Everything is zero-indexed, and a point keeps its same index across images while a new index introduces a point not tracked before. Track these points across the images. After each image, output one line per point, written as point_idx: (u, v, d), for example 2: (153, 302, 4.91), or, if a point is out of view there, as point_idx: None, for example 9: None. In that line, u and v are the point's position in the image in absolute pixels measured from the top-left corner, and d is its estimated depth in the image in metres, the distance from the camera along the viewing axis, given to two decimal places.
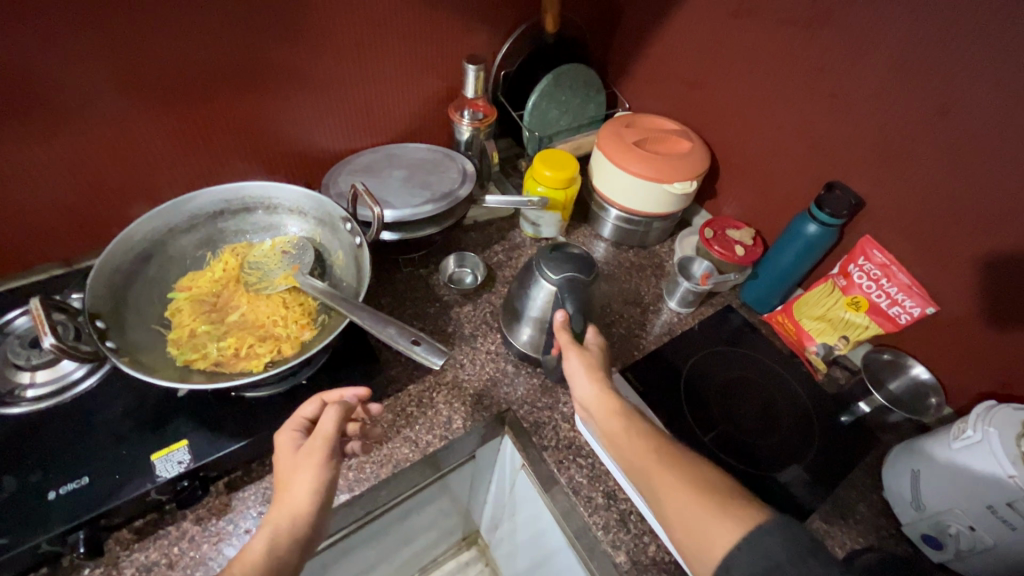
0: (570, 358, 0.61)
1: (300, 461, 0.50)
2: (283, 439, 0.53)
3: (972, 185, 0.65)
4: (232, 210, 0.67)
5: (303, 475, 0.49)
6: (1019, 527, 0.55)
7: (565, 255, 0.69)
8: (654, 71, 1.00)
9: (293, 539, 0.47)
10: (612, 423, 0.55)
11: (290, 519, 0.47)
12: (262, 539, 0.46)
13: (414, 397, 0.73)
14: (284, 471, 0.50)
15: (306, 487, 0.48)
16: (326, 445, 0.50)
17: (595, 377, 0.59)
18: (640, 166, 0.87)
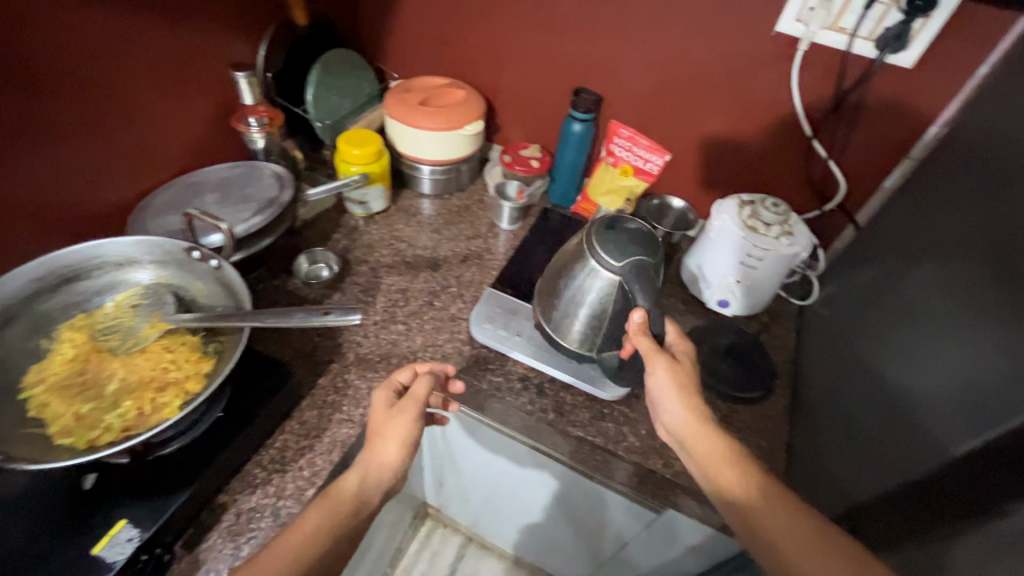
0: (663, 383, 0.64)
1: (395, 417, 0.65)
2: (380, 394, 0.68)
3: (655, 62, 0.93)
4: (50, 287, 0.60)
5: (395, 429, 0.64)
6: (759, 263, 0.87)
7: (623, 233, 0.69)
8: (406, 38, 1.11)
9: (378, 481, 0.62)
10: (710, 454, 0.60)
11: (376, 464, 0.63)
12: (356, 479, 0.61)
13: (330, 386, 0.79)
14: (379, 422, 0.65)
15: (397, 438, 0.64)
16: (415, 406, 0.66)
17: (691, 409, 0.63)
18: (433, 122, 1.00)
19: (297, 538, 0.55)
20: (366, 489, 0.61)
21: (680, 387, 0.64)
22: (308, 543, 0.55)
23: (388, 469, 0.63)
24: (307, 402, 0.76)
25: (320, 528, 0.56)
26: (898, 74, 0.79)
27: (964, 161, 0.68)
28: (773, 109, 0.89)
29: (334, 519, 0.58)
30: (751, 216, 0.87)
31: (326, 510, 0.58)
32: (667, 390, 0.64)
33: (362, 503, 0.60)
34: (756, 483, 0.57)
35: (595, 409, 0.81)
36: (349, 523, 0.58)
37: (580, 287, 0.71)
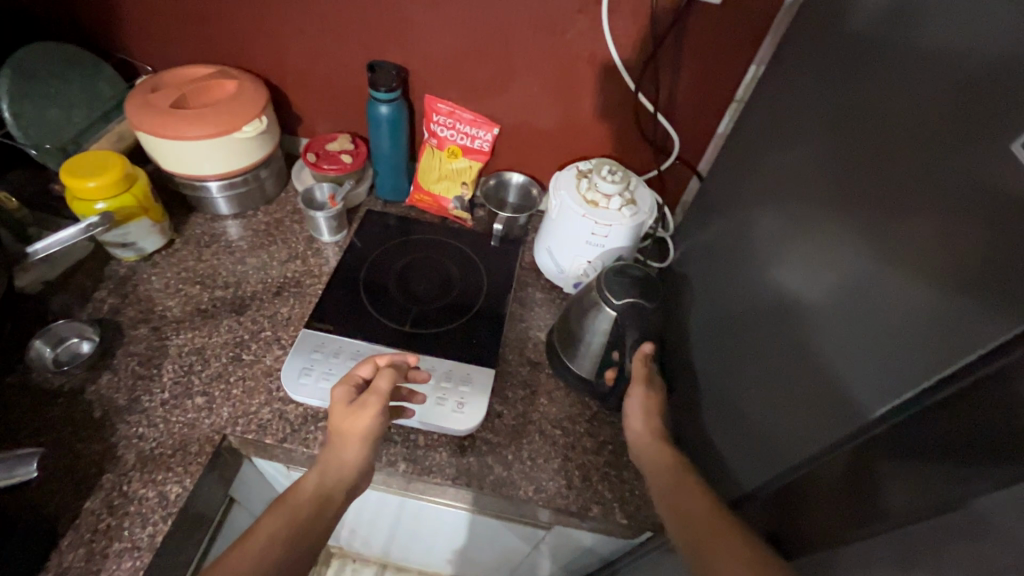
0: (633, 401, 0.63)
1: (354, 412, 0.57)
2: (338, 391, 0.59)
3: (454, 22, 0.78)
4: None
5: (355, 425, 0.56)
6: (606, 242, 0.78)
7: (626, 277, 0.68)
8: (141, 19, 0.85)
9: (342, 480, 0.55)
10: (663, 469, 0.56)
11: (337, 462, 0.56)
12: (317, 477, 0.54)
13: (102, 508, 0.60)
14: (337, 423, 0.57)
15: (360, 435, 0.56)
16: (376, 402, 0.57)
17: (648, 426, 0.61)
18: (194, 127, 0.77)
19: (249, 546, 0.47)
20: (331, 484, 0.54)
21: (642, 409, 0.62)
22: (263, 550, 0.47)
23: (353, 465, 0.56)
24: (67, 540, 0.58)
25: (275, 535, 0.49)
26: (708, 10, 0.71)
27: (781, 99, 0.63)
28: (592, 63, 0.79)
29: (294, 523, 0.50)
30: (588, 189, 0.78)
31: (288, 509, 0.51)
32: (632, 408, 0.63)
33: (326, 501, 0.53)
34: (700, 499, 0.50)
35: (454, 443, 0.70)
36: (319, 520, 0.52)
37: (585, 325, 0.70)
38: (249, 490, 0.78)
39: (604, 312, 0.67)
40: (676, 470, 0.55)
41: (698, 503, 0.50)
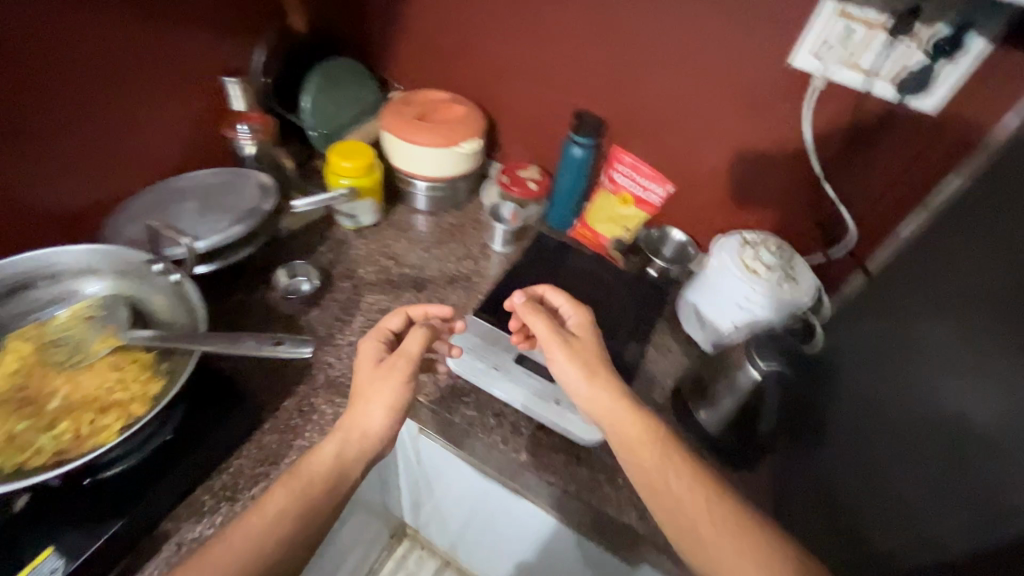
0: (564, 351, 0.68)
1: (380, 376, 0.66)
2: (371, 347, 0.70)
3: (661, 90, 0.89)
4: (6, 291, 0.59)
5: (382, 390, 0.65)
6: (757, 309, 0.81)
7: (773, 343, 0.70)
8: (409, 51, 1.08)
9: (359, 451, 0.63)
10: (631, 430, 0.62)
11: (363, 425, 0.64)
12: (334, 450, 0.62)
13: (294, 409, 0.74)
14: (365, 379, 0.66)
15: (383, 401, 0.65)
16: (404, 367, 0.67)
17: (598, 381, 0.66)
18: (427, 136, 0.96)
19: (258, 518, 0.55)
20: (346, 460, 0.62)
21: (580, 361, 0.67)
22: (275, 526, 0.55)
23: (372, 434, 0.64)
24: (267, 424, 0.72)
25: (282, 512, 0.56)
26: (916, 118, 0.74)
27: (977, 211, 0.63)
28: (781, 145, 0.85)
29: (305, 499, 0.58)
30: (750, 257, 0.82)
31: (303, 483, 0.59)
32: (564, 358, 0.68)
33: (343, 473, 0.61)
34: (683, 478, 0.57)
35: (571, 452, 0.76)
36: (330, 496, 0.59)
37: (723, 380, 0.73)
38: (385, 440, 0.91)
39: (746, 372, 0.70)
40: (660, 443, 0.60)
41: (682, 483, 0.57)
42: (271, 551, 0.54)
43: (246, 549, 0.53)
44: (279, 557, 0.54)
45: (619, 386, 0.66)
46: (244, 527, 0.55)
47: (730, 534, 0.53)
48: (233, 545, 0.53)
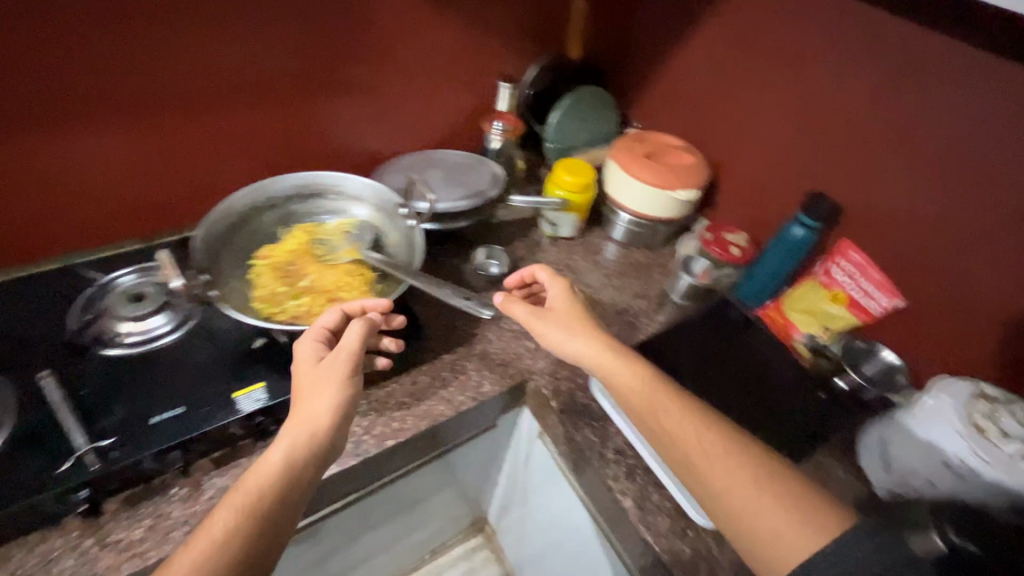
0: (556, 316, 0.72)
1: (321, 376, 0.60)
2: (305, 348, 0.63)
3: (928, 194, 0.79)
4: (307, 193, 0.78)
5: (326, 391, 0.59)
6: (969, 477, 0.65)
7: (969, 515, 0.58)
8: (659, 96, 1.14)
9: (310, 452, 0.57)
10: (638, 386, 0.63)
11: (306, 428, 0.57)
12: (282, 455, 0.56)
13: (449, 364, 0.84)
14: (304, 377, 0.61)
15: (330, 401, 0.59)
16: (347, 363, 0.61)
17: (598, 341, 0.68)
18: (649, 174, 1.01)
19: (209, 535, 0.50)
20: (294, 466, 0.56)
21: (573, 325, 0.71)
22: (223, 545, 0.49)
23: (322, 433, 0.57)
24: (424, 367, 0.83)
25: (232, 529, 0.50)
26: None
27: None
28: None
29: (252, 510, 0.52)
30: (983, 415, 0.67)
31: (250, 495, 0.53)
32: (560, 321, 0.71)
33: (296, 480, 0.55)
34: (686, 417, 0.59)
35: (678, 523, 0.72)
36: (283, 502, 0.54)
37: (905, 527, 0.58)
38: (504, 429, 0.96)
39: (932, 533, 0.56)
40: (652, 388, 0.63)
41: (683, 425, 0.59)
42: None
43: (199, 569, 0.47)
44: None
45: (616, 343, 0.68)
46: (195, 550, 0.49)
47: (721, 455, 0.56)
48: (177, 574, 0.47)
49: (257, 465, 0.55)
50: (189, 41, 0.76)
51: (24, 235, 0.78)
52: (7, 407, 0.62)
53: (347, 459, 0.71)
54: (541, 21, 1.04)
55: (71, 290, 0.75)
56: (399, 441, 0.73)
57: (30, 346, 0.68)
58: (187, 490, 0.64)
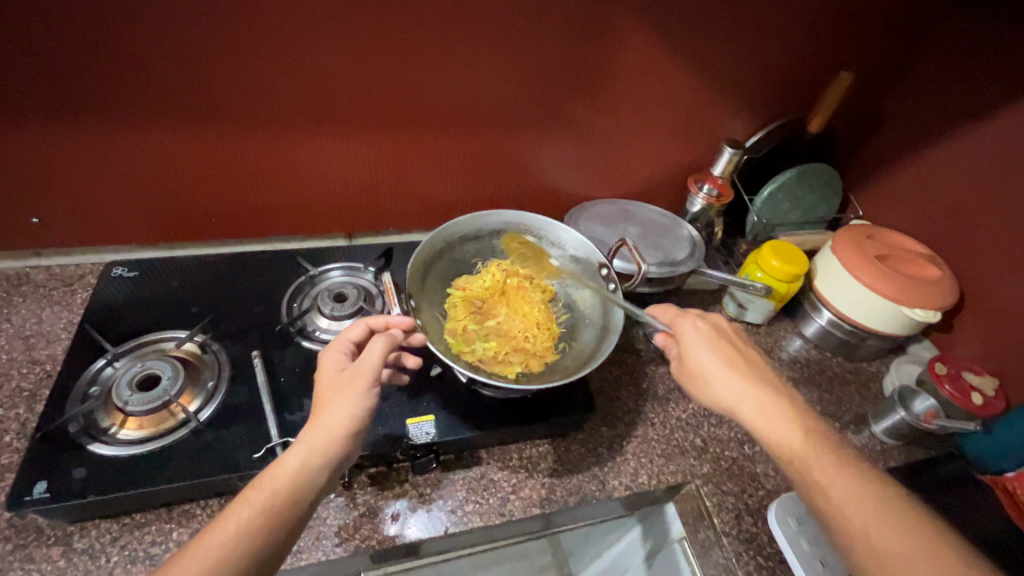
0: (694, 342, 0.62)
1: (343, 386, 0.54)
2: (331, 356, 0.58)
3: None
4: (509, 232, 0.77)
5: (340, 401, 0.53)
6: None
7: None
8: (903, 188, 0.97)
9: (325, 459, 0.51)
10: (772, 412, 0.56)
11: (318, 437, 0.52)
12: (297, 463, 0.50)
13: (607, 439, 0.78)
14: (325, 387, 0.56)
15: (348, 413, 0.53)
16: (369, 378, 0.55)
17: (734, 369, 0.60)
18: (878, 282, 0.85)
19: (218, 538, 0.46)
20: (309, 475, 0.50)
21: (713, 354, 0.61)
22: (232, 547, 0.46)
23: (337, 444, 0.52)
24: (581, 435, 0.78)
25: (243, 528, 0.47)
26: None
27: None
28: None
29: (265, 515, 0.48)
30: None
31: (262, 502, 0.48)
32: (699, 347, 0.62)
33: (304, 491, 0.50)
34: (825, 454, 0.53)
35: None
36: (294, 510, 0.49)
37: None
38: (647, 524, 0.85)
39: None
40: (779, 407, 0.57)
41: (820, 456, 0.53)
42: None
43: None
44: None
45: (751, 371, 0.60)
46: (202, 557, 0.45)
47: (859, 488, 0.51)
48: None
49: (271, 468, 0.51)
50: (445, 67, 0.78)
51: (261, 210, 0.89)
52: (224, 375, 0.67)
53: (491, 517, 0.68)
54: (789, 88, 0.93)
55: (287, 274, 0.81)
56: (545, 513, 0.69)
57: (248, 322, 0.74)
58: (345, 499, 0.66)
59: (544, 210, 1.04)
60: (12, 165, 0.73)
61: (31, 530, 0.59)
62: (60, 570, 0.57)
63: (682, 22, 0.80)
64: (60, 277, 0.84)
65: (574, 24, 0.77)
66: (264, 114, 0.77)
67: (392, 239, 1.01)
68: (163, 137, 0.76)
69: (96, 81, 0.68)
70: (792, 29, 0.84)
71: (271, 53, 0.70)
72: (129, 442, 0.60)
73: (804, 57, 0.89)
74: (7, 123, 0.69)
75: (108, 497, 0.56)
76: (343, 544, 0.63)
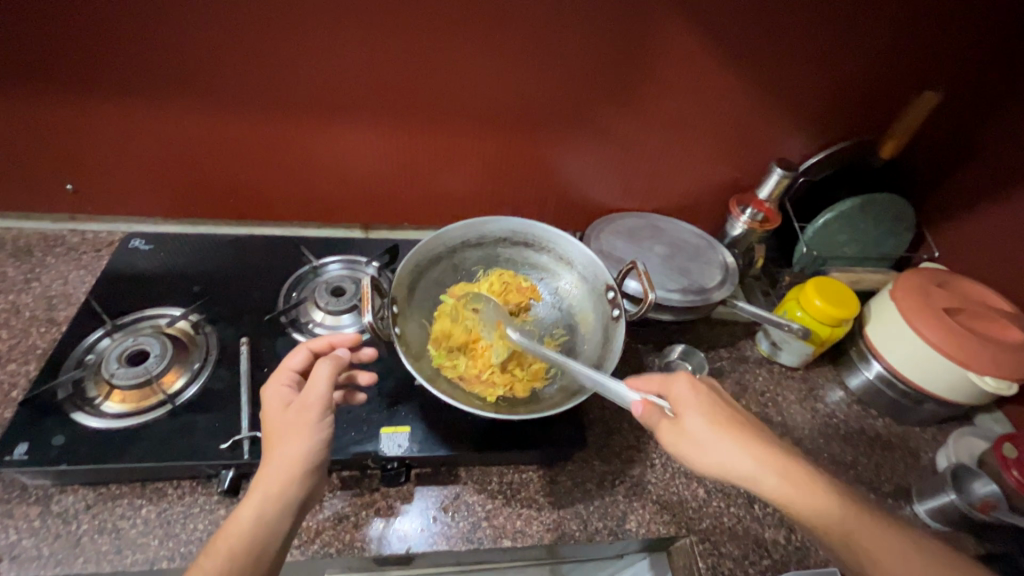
0: (691, 406, 0.54)
1: (291, 424, 0.53)
2: (274, 392, 0.56)
3: None
4: (514, 240, 0.72)
5: (291, 441, 0.52)
6: None
7: None
8: (990, 231, 0.83)
9: (284, 500, 0.50)
10: (793, 475, 0.51)
11: (274, 483, 0.50)
12: (253, 515, 0.49)
13: (598, 475, 0.72)
14: (272, 427, 0.54)
15: (299, 453, 0.51)
16: (319, 408, 0.54)
17: (733, 433, 0.53)
18: (943, 338, 0.73)
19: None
20: (269, 520, 0.49)
21: (710, 419, 0.54)
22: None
23: (292, 486, 0.51)
24: (569, 467, 0.72)
25: None
26: None
27: None
28: None
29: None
30: None
31: (222, 566, 0.47)
32: (694, 415, 0.53)
33: (267, 538, 0.49)
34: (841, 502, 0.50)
35: None
36: (260, 563, 0.48)
37: None
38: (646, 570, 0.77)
39: None
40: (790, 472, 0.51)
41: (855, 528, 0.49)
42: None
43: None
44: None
45: (749, 434, 0.53)
46: None
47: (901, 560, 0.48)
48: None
49: (227, 522, 0.50)
50: (470, 62, 0.73)
51: (280, 194, 0.89)
52: (210, 359, 0.67)
53: (457, 542, 0.64)
54: (863, 107, 0.81)
55: (293, 261, 0.81)
56: (515, 547, 0.64)
57: (246, 307, 0.74)
58: (311, 500, 0.64)
59: (569, 218, 0.98)
60: (51, 133, 0.76)
61: (16, 487, 0.61)
62: (33, 530, 0.59)
63: (737, 25, 0.71)
64: (92, 242, 0.88)
65: (613, 21, 0.70)
66: (284, 101, 0.76)
67: (409, 234, 0.99)
68: (187, 116, 0.77)
69: (124, 57, 0.69)
70: (872, 39, 0.73)
71: (292, 40, 0.69)
72: (109, 415, 0.61)
73: (884, 71, 0.77)
74: (45, 93, 0.72)
75: (79, 469, 0.57)
76: (300, 547, 0.61)
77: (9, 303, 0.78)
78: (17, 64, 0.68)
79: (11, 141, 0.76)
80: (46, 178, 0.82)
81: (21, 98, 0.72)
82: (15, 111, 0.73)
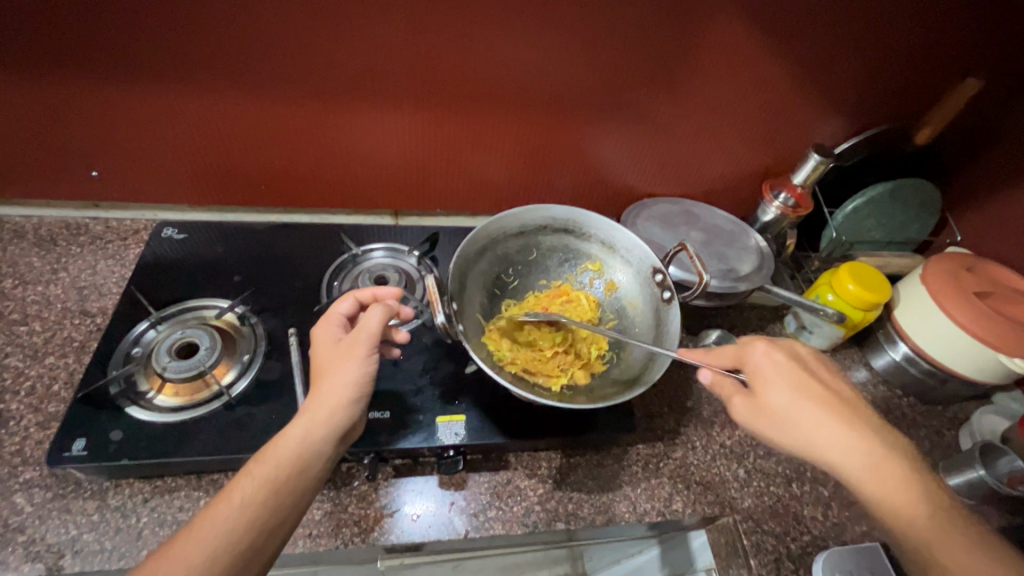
0: (771, 377, 0.55)
1: (341, 356, 0.54)
2: (324, 331, 0.58)
3: None
4: (555, 227, 0.73)
5: (339, 371, 0.53)
6: None
7: None
8: (1015, 219, 0.85)
9: (330, 429, 0.51)
10: (882, 466, 0.50)
11: (320, 406, 0.52)
12: (302, 434, 0.50)
13: (642, 458, 0.73)
14: (321, 360, 0.55)
15: (348, 381, 0.53)
16: (367, 345, 0.55)
17: (821, 407, 0.53)
18: (974, 320, 0.75)
19: (226, 510, 0.46)
20: (316, 445, 0.50)
21: (794, 389, 0.54)
22: (242, 519, 0.46)
23: (341, 413, 0.52)
24: (615, 451, 0.73)
25: (249, 501, 0.47)
26: None
27: None
28: None
29: (277, 488, 0.48)
30: None
31: (269, 474, 0.48)
32: (776, 377, 0.55)
33: (313, 460, 0.50)
34: (910, 490, 0.49)
35: None
36: (301, 480, 0.49)
37: None
38: (665, 553, 0.81)
39: None
40: (872, 454, 0.51)
41: (877, 459, 0.50)
42: (248, 550, 0.45)
43: (229, 543, 0.45)
44: (253, 549, 0.46)
45: (831, 402, 0.54)
46: (212, 532, 0.45)
47: (931, 499, 0.49)
48: (195, 556, 0.43)
49: (276, 440, 0.50)
50: (516, 47, 0.72)
51: (310, 182, 0.87)
52: (260, 349, 0.67)
53: (513, 526, 0.65)
54: (900, 94, 0.82)
55: (331, 249, 0.80)
56: (569, 529, 0.66)
57: (288, 297, 0.73)
58: (367, 488, 0.65)
59: (600, 205, 0.99)
60: (74, 119, 0.73)
61: (70, 482, 0.60)
62: (93, 525, 0.58)
63: (788, 10, 0.70)
64: (116, 231, 0.86)
65: (664, 6, 0.69)
66: (320, 86, 0.74)
67: (439, 220, 0.98)
68: (218, 103, 0.74)
69: (158, 41, 0.66)
70: (917, 26, 0.73)
71: (332, 22, 0.67)
72: (164, 408, 0.61)
73: (922, 58, 0.77)
74: (69, 77, 0.68)
75: (140, 463, 0.57)
76: (360, 535, 0.62)
77: (38, 294, 0.76)
78: (44, 48, 0.65)
79: (31, 127, 0.73)
80: (70, 166, 0.79)
81: (42, 81, 0.68)
82: (37, 96, 0.70)
